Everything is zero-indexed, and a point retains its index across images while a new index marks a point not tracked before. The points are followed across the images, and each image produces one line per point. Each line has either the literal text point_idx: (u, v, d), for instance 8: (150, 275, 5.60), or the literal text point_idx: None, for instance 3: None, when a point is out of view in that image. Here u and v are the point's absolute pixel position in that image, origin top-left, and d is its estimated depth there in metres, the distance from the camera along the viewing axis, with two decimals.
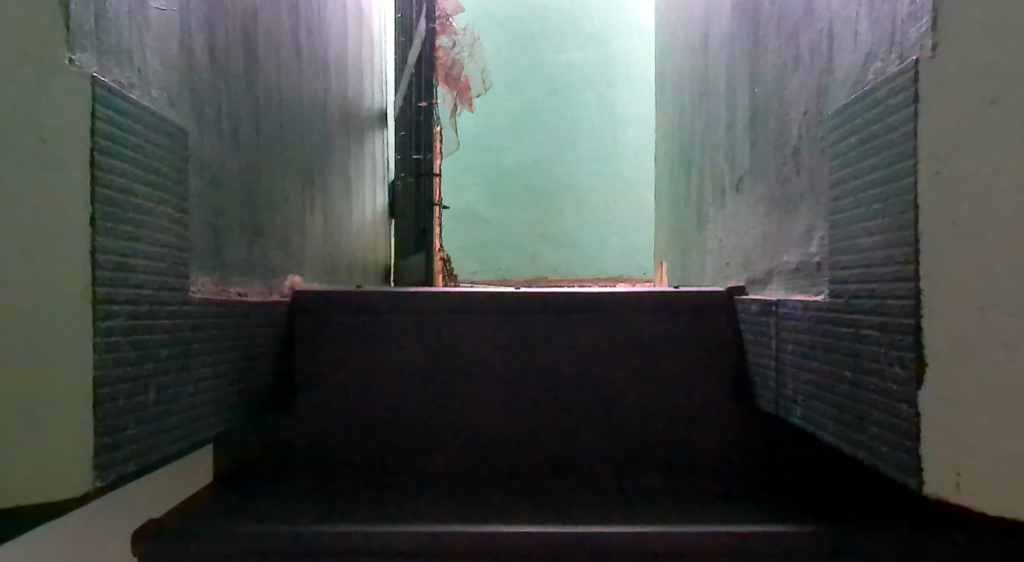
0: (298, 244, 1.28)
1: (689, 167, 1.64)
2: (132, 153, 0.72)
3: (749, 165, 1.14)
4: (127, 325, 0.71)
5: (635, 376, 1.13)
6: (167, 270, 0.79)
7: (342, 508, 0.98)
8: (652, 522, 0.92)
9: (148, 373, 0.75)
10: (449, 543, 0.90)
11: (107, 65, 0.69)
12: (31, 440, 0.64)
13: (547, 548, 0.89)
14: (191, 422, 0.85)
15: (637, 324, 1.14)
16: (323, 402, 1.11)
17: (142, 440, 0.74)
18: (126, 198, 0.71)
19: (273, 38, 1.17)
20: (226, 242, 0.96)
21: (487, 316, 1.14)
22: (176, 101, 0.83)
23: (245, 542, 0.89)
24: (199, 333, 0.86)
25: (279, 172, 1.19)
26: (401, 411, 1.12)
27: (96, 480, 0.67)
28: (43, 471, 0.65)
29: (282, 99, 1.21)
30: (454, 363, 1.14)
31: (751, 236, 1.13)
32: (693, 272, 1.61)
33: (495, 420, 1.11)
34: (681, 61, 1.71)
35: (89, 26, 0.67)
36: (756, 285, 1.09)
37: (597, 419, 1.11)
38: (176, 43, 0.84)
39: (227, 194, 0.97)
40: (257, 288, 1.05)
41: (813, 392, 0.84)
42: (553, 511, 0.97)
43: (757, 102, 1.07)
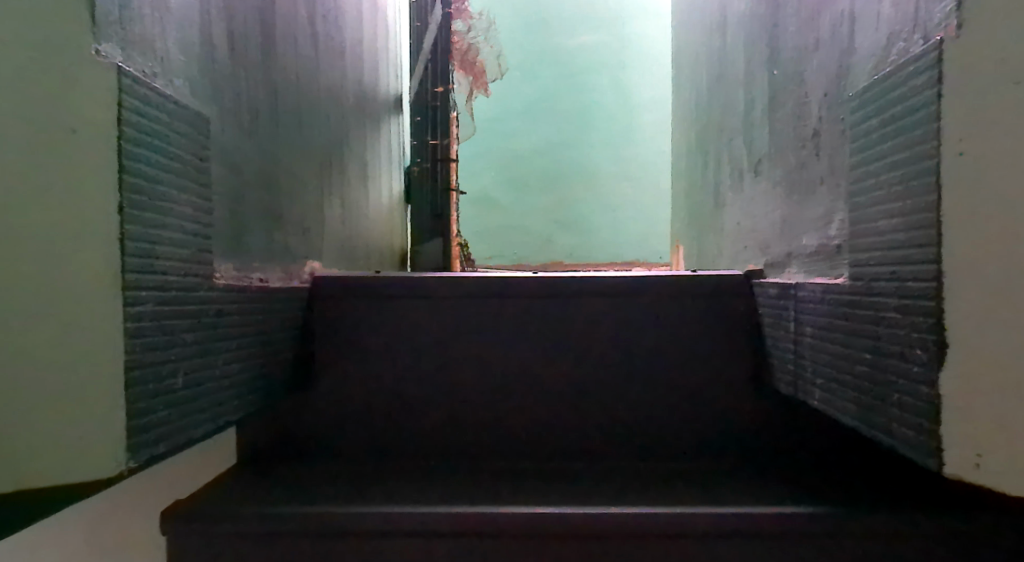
0: (315, 232, 1.29)
1: (706, 150, 1.62)
2: (157, 142, 0.73)
3: (767, 149, 1.13)
4: (155, 309, 0.72)
5: (653, 360, 1.12)
6: (193, 257, 0.80)
7: (364, 489, 1.00)
8: (667, 503, 0.93)
9: (175, 357, 0.77)
10: (470, 524, 0.91)
11: (132, 55, 0.70)
12: (67, 421, 0.66)
13: (563, 528, 0.91)
14: (217, 406, 0.87)
15: (654, 309, 1.13)
16: (341, 387, 1.13)
17: (173, 423, 0.76)
18: (153, 186, 0.72)
19: (289, 26, 1.17)
20: (247, 230, 0.98)
21: (505, 300, 1.14)
22: (197, 89, 0.84)
23: (270, 524, 0.91)
24: (223, 318, 0.88)
25: (296, 159, 1.19)
26: (420, 395, 1.13)
27: (128, 461, 0.69)
28: (77, 452, 0.66)
29: (298, 87, 1.22)
30: (473, 349, 1.14)
31: (770, 219, 1.12)
32: (710, 256, 1.61)
33: (513, 403, 1.13)
34: (698, 43, 1.69)
35: (114, 17, 0.68)
36: (775, 269, 1.10)
37: (612, 403, 1.12)
38: (196, 32, 0.85)
39: (245, 182, 0.98)
40: (277, 273, 1.07)
41: (833, 374, 0.83)
42: (572, 493, 0.98)
43: (777, 85, 1.06)
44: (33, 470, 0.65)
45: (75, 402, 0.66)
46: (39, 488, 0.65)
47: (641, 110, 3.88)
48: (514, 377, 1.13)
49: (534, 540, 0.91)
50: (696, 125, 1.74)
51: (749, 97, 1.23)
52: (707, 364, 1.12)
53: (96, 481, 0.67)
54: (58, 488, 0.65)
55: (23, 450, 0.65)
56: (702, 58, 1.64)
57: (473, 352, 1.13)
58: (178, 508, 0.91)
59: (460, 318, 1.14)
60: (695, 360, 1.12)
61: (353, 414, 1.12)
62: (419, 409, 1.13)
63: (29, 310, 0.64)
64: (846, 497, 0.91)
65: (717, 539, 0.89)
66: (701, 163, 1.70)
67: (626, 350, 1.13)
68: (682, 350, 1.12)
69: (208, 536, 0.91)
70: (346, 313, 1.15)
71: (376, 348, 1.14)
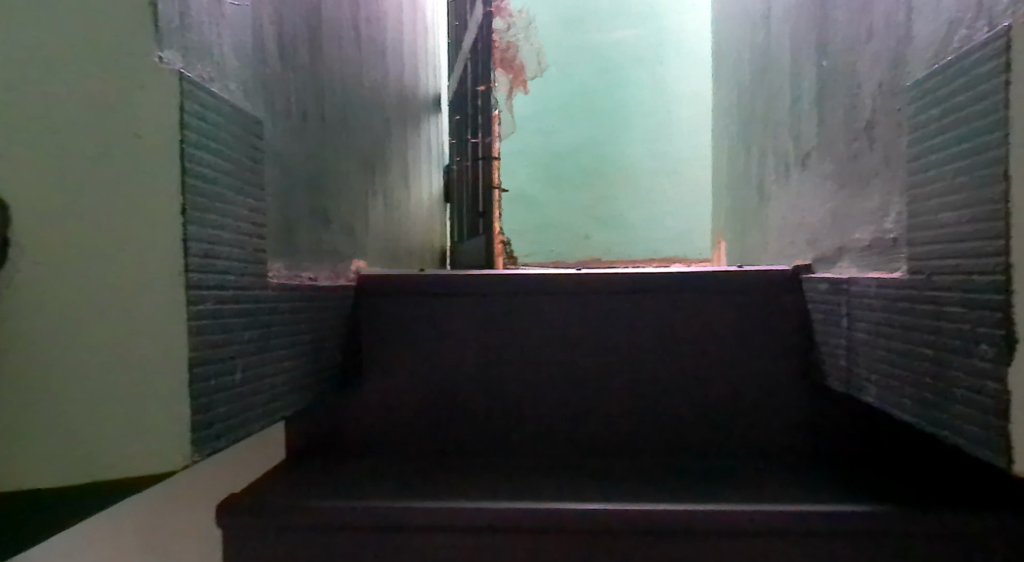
0: (360, 230, 1.31)
1: (750, 143, 1.60)
2: (216, 144, 0.75)
3: (816, 142, 1.11)
4: (215, 307, 0.74)
5: (699, 356, 1.11)
6: (249, 257, 0.83)
7: (411, 484, 1.01)
8: (714, 500, 0.93)
9: (234, 354, 0.79)
10: (516, 519, 0.91)
11: (191, 61, 0.72)
12: (132, 416, 0.67)
13: (608, 524, 0.91)
14: (272, 401, 0.89)
15: (700, 305, 1.12)
16: (388, 384, 1.14)
17: (232, 418, 0.78)
18: (213, 188, 0.74)
19: (334, 29, 1.19)
20: (297, 229, 1.00)
21: (549, 297, 1.14)
22: (250, 92, 0.86)
23: (321, 517, 0.93)
24: (277, 316, 0.90)
25: (342, 160, 1.22)
26: (465, 392, 1.14)
27: (194, 455, 0.70)
28: (144, 445, 0.68)
29: (343, 89, 1.24)
30: (517, 345, 1.14)
31: (819, 212, 1.10)
32: (753, 251, 1.60)
33: (557, 399, 1.13)
34: (741, 35, 1.66)
35: (175, 24, 0.69)
36: (824, 264, 1.08)
37: (657, 400, 1.12)
38: (249, 38, 0.86)
39: (295, 183, 1.00)
40: (324, 271, 1.08)
41: (890, 371, 0.82)
42: (618, 489, 0.98)
43: (827, 76, 1.04)
44: (85, 464, 0.66)
45: (132, 400, 0.67)
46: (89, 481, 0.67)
47: (680, 105, 3.75)
48: (558, 373, 1.13)
49: (580, 536, 0.91)
50: (739, 118, 1.72)
51: (796, 88, 1.21)
52: (754, 360, 1.10)
53: (147, 476, 0.69)
54: (109, 482, 0.67)
55: (78, 443, 0.66)
56: (746, 50, 1.62)
57: (517, 349, 1.14)
58: (231, 501, 0.95)
59: (504, 315, 1.15)
60: (741, 356, 1.11)
61: (400, 410, 1.14)
62: (464, 405, 1.14)
63: (89, 307, 0.65)
64: (901, 497, 0.89)
65: (765, 536, 0.88)
66: (744, 156, 1.68)
67: (671, 347, 1.12)
68: (728, 346, 1.11)
69: (261, 529, 0.94)
70: (392, 310, 1.16)
71: (421, 345, 1.15)
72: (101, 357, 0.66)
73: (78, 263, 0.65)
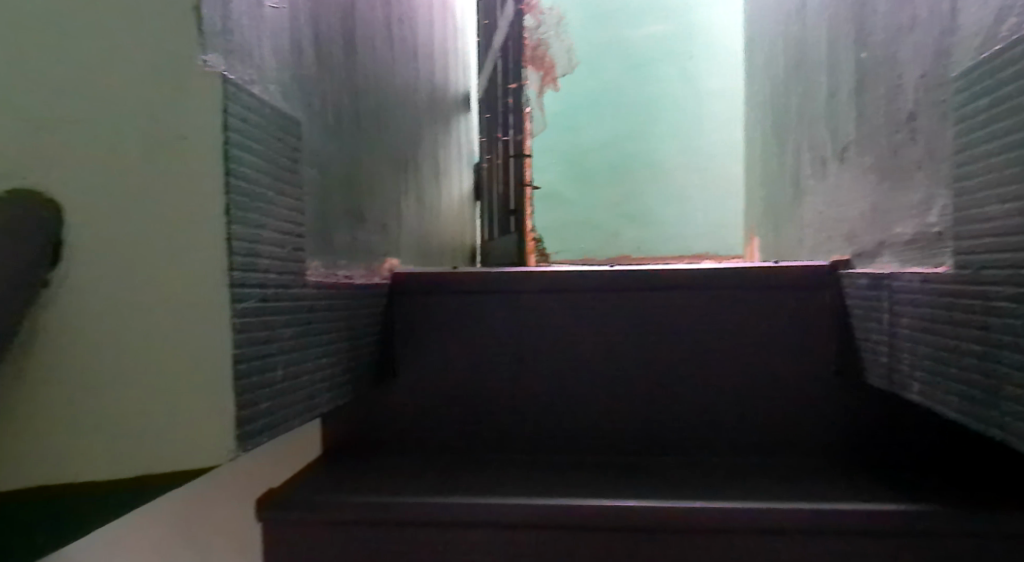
0: (394, 228, 1.32)
1: (784, 137, 1.59)
2: (256, 145, 0.76)
3: (855, 135, 1.10)
4: (257, 306, 0.75)
5: (734, 354, 1.11)
6: (288, 255, 0.84)
7: (446, 480, 1.02)
8: (751, 498, 0.92)
9: (275, 351, 0.80)
10: (551, 516, 0.92)
11: (233, 63, 0.72)
12: (178, 412, 0.67)
13: (643, 521, 0.90)
14: (310, 397, 0.90)
15: (735, 301, 1.11)
16: (422, 381, 1.15)
17: (274, 414, 0.79)
18: (253, 188, 0.75)
19: (368, 28, 1.20)
20: (333, 228, 1.01)
21: (582, 295, 1.14)
22: (287, 93, 0.87)
23: (359, 512, 0.94)
24: (314, 313, 0.91)
25: (375, 158, 1.23)
26: (498, 389, 1.14)
27: (235, 449, 0.70)
28: (188, 440, 0.68)
29: (376, 88, 1.25)
30: (551, 343, 1.14)
31: (858, 207, 1.09)
32: (788, 247, 1.58)
33: (591, 397, 1.13)
34: (775, 28, 1.64)
35: (218, 27, 0.69)
36: (863, 259, 1.06)
37: (691, 397, 1.11)
38: (286, 39, 0.87)
39: (331, 182, 1.01)
40: (360, 269, 1.10)
41: (935, 368, 0.80)
42: (653, 487, 0.98)
43: (866, 69, 1.03)
44: (132, 458, 0.67)
45: (177, 395, 0.67)
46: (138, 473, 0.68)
47: (710, 99, 3.69)
48: (592, 371, 1.13)
49: (616, 533, 0.91)
50: (772, 112, 1.70)
51: (833, 81, 1.19)
52: (791, 358, 1.09)
53: (193, 470, 0.69)
54: (157, 474, 0.68)
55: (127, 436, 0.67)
56: (780, 43, 1.60)
57: (551, 347, 1.14)
58: (271, 497, 0.96)
59: (537, 313, 1.15)
60: (778, 353, 1.10)
61: (434, 406, 1.15)
62: (498, 402, 1.14)
63: (137, 304, 0.66)
64: (943, 499, 0.88)
65: (803, 535, 0.88)
66: (777, 151, 1.66)
67: (706, 344, 1.11)
68: (765, 343, 1.10)
69: (299, 522, 0.95)
70: (426, 308, 1.17)
71: (455, 343, 1.16)
72: (148, 353, 0.67)
73: (123, 259, 0.66)
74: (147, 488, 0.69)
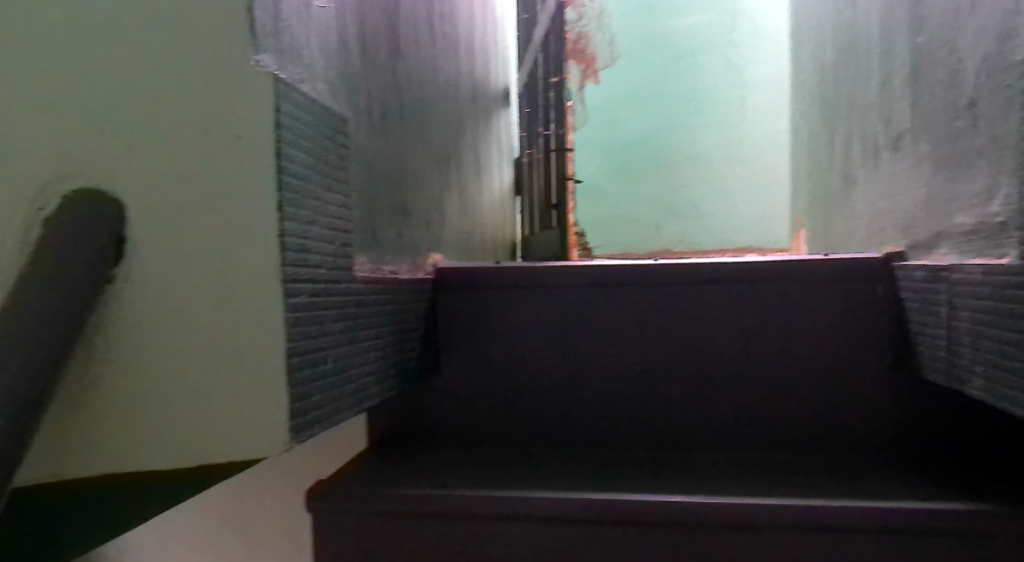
0: (437, 223, 1.33)
1: (834, 126, 1.55)
2: (306, 143, 0.77)
3: (910, 123, 1.06)
4: (309, 300, 0.77)
5: (783, 348, 1.09)
6: (338, 250, 0.85)
7: (490, 473, 1.03)
8: (801, 495, 0.91)
9: (325, 345, 0.81)
10: (596, 510, 0.91)
11: (284, 63, 0.74)
12: (236, 403, 0.70)
13: (689, 517, 0.90)
14: (359, 389, 0.92)
15: (784, 295, 1.09)
16: (466, 375, 1.16)
17: (325, 405, 0.81)
18: (304, 185, 0.76)
19: (411, 25, 1.21)
20: (379, 224, 1.02)
21: (627, 289, 1.13)
22: (336, 91, 0.89)
23: (405, 504, 0.95)
24: (362, 308, 0.93)
25: (419, 154, 1.24)
26: (543, 383, 1.15)
27: (290, 440, 0.73)
28: (245, 431, 0.70)
29: (420, 85, 1.26)
30: (595, 337, 1.14)
31: (913, 197, 1.06)
32: (838, 239, 1.54)
33: (636, 391, 1.12)
34: (824, 14, 1.60)
35: (269, 29, 0.71)
36: (919, 250, 1.03)
37: (738, 392, 1.10)
38: (334, 38, 0.89)
39: (377, 179, 1.03)
40: (405, 263, 1.11)
41: (997, 363, 0.77)
42: (699, 482, 0.97)
43: (922, 54, 0.99)
44: (191, 448, 0.69)
45: (234, 386, 0.70)
46: (197, 465, 0.69)
47: (754, 89, 3.58)
48: (637, 365, 1.13)
49: (662, 528, 0.91)
50: (821, 100, 1.66)
51: (886, 67, 1.16)
52: (842, 352, 1.07)
53: (248, 459, 0.71)
54: (213, 465, 0.70)
55: (186, 427, 0.69)
56: (829, 30, 1.56)
57: (595, 341, 1.14)
58: (320, 487, 0.99)
59: (582, 307, 1.14)
60: (829, 348, 1.07)
61: (479, 400, 1.16)
62: (542, 397, 1.14)
63: (195, 298, 0.68)
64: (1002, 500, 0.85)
65: (855, 533, 0.86)
66: (827, 141, 1.62)
67: (754, 338, 1.10)
68: (815, 337, 1.08)
69: (347, 513, 0.97)
70: (469, 304, 1.17)
71: (498, 337, 1.16)
72: (207, 345, 0.69)
73: (182, 254, 0.67)
74: (205, 479, 0.70)
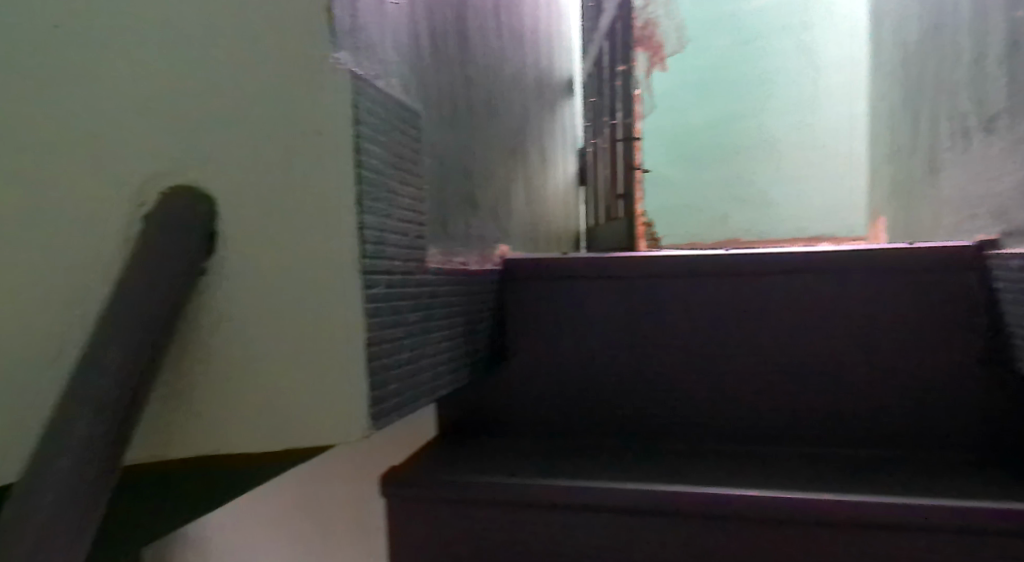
0: (504, 215, 1.34)
1: (918, 108, 1.48)
2: (382, 138, 0.79)
3: (1005, 104, 1.01)
4: (386, 292, 0.78)
5: (863, 341, 1.05)
6: (411, 242, 0.87)
7: (559, 463, 1.03)
8: (882, 492, 0.88)
9: (401, 335, 0.83)
10: (667, 503, 0.91)
11: (361, 60, 0.75)
12: (318, 390, 0.72)
13: (763, 512, 0.88)
14: (432, 379, 0.93)
15: (864, 286, 1.05)
16: (534, 365, 1.17)
17: (401, 394, 0.82)
18: (381, 179, 0.78)
19: (478, 18, 1.22)
20: (449, 216, 1.04)
21: (698, 279, 1.11)
22: (408, 86, 0.90)
23: (475, 492, 0.97)
24: (434, 299, 0.94)
25: (487, 146, 1.25)
26: (611, 374, 1.14)
27: (368, 427, 0.73)
28: (326, 417, 0.72)
29: (487, 77, 1.27)
30: (665, 329, 1.13)
31: (1008, 182, 1.00)
32: (921, 227, 1.48)
33: (707, 383, 1.11)
34: None
35: (347, 27, 0.72)
36: (1014, 239, 0.98)
37: (815, 386, 1.07)
38: (405, 34, 0.90)
39: (447, 172, 1.04)
40: (474, 255, 1.12)
41: None
42: (772, 477, 0.95)
43: (1020, 30, 0.94)
44: (277, 432, 0.72)
45: (318, 372, 0.72)
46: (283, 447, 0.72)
47: (829, 72, 3.41)
48: (707, 357, 1.11)
49: (736, 523, 0.89)
50: (904, 82, 1.59)
51: (978, 46, 1.10)
52: (928, 345, 1.02)
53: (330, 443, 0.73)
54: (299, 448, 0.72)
55: (274, 412, 0.71)
56: (914, 8, 1.49)
57: (665, 332, 1.13)
58: (393, 474, 1.01)
59: (651, 299, 1.13)
60: (913, 340, 1.03)
61: (547, 391, 1.16)
62: (610, 388, 1.14)
63: (279, 288, 0.71)
64: None
65: (941, 533, 0.83)
66: (909, 124, 1.55)
67: (832, 330, 1.06)
68: (897, 330, 1.04)
69: (420, 499, 0.99)
70: (537, 295, 1.18)
71: (566, 328, 1.16)
72: (290, 334, 0.71)
73: (266, 247, 0.70)
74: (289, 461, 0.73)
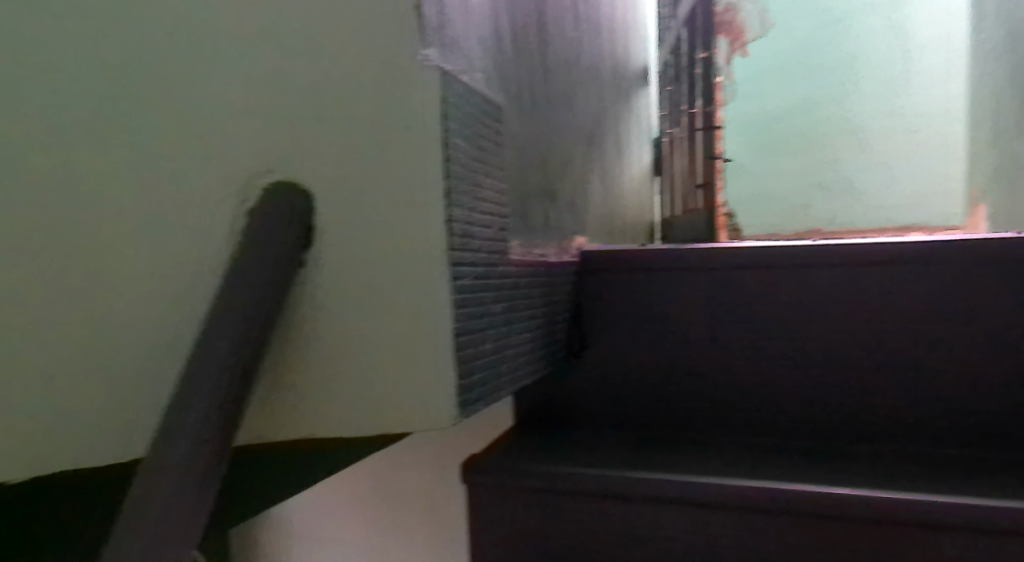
0: (582, 206, 1.34)
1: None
2: (467, 132, 0.80)
3: None
4: (472, 283, 0.80)
5: (962, 334, 1.00)
6: (495, 234, 0.88)
7: (638, 455, 1.03)
8: (983, 494, 0.84)
9: (485, 326, 0.84)
10: (751, 498, 0.89)
11: (449, 56, 0.76)
12: (409, 377, 0.74)
13: (853, 511, 0.85)
14: (514, 369, 0.94)
15: (965, 278, 1.00)
16: (612, 357, 1.17)
17: (486, 383, 0.84)
18: (467, 173, 0.79)
19: (557, 9, 1.21)
20: (530, 209, 1.04)
21: (783, 271, 1.09)
22: (491, 80, 0.91)
23: (555, 481, 0.97)
24: (517, 290, 0.95)
25: (565, 137, 1.25)
26: (691, 366, 1.13)
27: (456, 416, 0.75)
28: (415, 404, 0.74)
29: (565, 68, 1.26)
30: (747, 321, 1.10)
31: None
32: None
33: (792, 376, 1.08)
34: None
35: (435, 24, 0.74)
36: None
37: (909, 381, 1.02)
38: (488, 27, 0.91)
39: (528, 164, 1.05)
40: (553, 246, 1.12)
41: None
42: (863, 474, 0.92)
43: None
44: (371, 417, 0.74)
45: (409, 360, 0.74)
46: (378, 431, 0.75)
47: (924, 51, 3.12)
48: (793, 350, 1.08)
49: (823, 520, 0.87)
50: (1010, 59, 1.49)
51: None
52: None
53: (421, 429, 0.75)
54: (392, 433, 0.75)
55: (368, 397, 0.74)
56: None
57: (748, 324, 1.10)
58: (475, 461, 1.03)
59: (734, 290, 1.11)
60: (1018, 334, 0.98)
61: (625, 382, 1.16)
62: (690, 380, 1.13)
63: (372, 279, 0.73)
64: None
65: None
66: (1016, 104, 1.46)
67: (928, 324, 1.02)
68: (1001, 323, 0.98)
69: (501, 487, 1.01)
70: (616, 287, 1.17)
71: (644, 320, 1.15)
72: (382, 323, 0.74)
73: (359, 240, 0.73)
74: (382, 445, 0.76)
